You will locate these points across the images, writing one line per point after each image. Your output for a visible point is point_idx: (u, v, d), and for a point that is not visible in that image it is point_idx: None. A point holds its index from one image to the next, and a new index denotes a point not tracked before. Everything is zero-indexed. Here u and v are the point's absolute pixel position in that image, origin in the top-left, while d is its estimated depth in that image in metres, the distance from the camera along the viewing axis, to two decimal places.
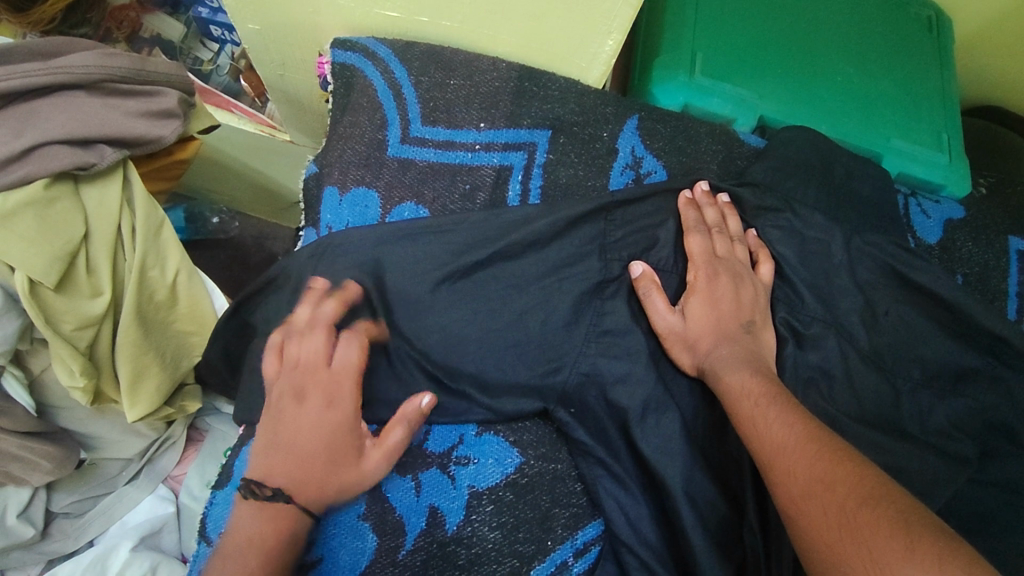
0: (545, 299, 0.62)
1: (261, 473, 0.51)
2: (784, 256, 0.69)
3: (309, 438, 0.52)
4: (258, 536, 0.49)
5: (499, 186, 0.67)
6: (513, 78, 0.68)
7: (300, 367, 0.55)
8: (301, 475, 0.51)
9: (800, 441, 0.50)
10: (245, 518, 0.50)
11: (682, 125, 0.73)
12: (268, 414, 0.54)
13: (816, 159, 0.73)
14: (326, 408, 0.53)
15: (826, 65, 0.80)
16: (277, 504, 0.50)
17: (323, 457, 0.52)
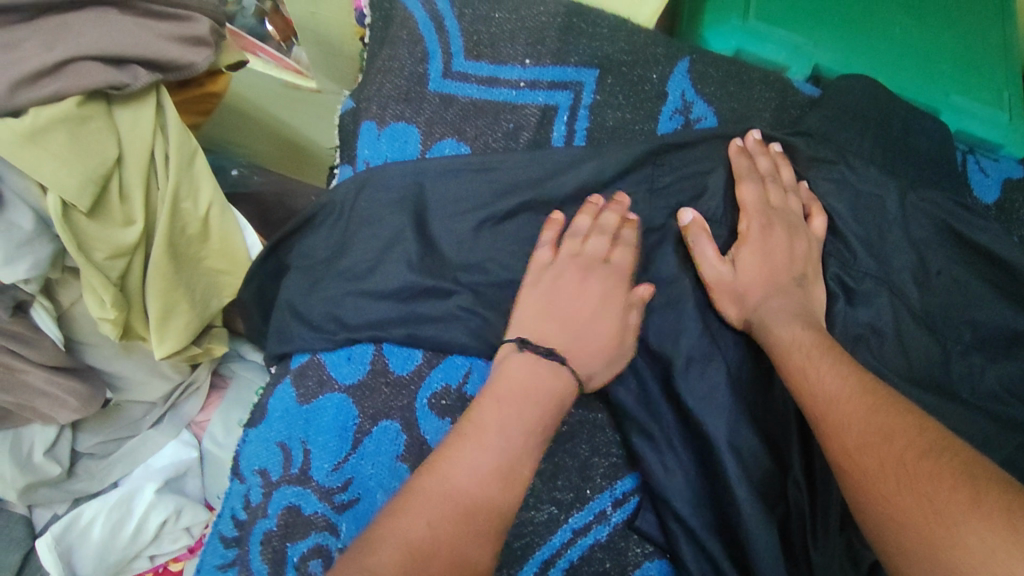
0: (611, 233, 0.59)
1: (533, 335, 0.53)
2: (836, 210, 0.67)
3: (580, 307, 0.55)
4: (532, 405, 0.48)
5: (544, 125, 0.64)
6: (562, 13, 0.66)
7: (581, 257, 0.57)
8: (577, 350, 0.54)
9: (855, 392, 0.48)
10: (531, 386, 0.49)
11: (735, 70, 0.69)
12: (557, 290, 0.56)
13: (877, 104, 0.68)
14: (614, 295, 0.57)
15: (885, 14, 0.76)
16: (551, 364, 0.51)
17: (601, 336, 0.55)
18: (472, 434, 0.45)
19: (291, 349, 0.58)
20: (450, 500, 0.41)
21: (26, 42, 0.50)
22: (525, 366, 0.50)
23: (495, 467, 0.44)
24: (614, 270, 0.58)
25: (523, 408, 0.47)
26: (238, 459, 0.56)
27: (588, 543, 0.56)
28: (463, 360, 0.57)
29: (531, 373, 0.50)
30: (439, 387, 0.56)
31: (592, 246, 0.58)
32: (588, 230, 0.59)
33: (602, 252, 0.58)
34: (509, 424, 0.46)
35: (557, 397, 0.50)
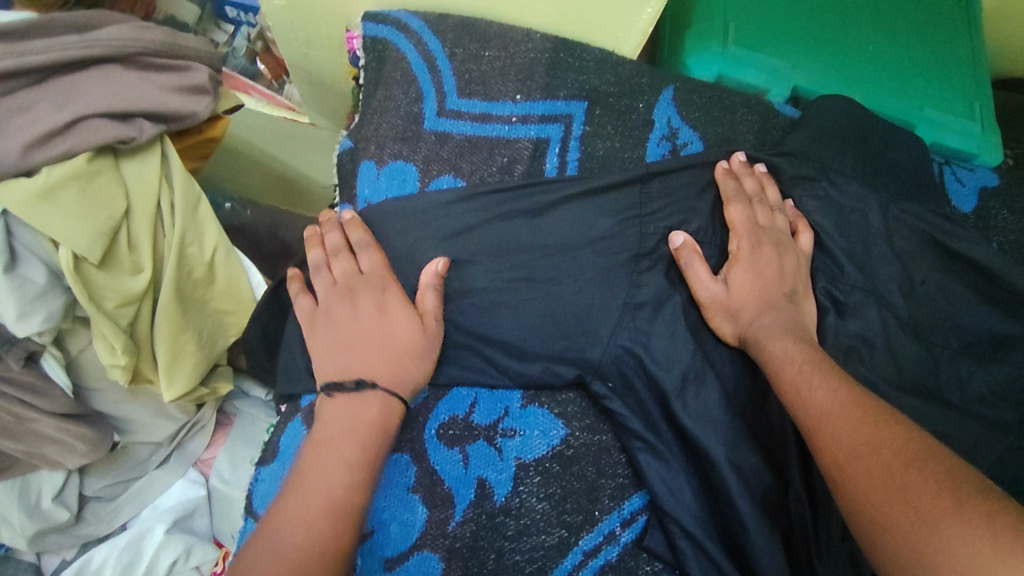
0: (353, 244, 0.61)
1: (338, 374, 0.54)
2: (822, 226, 0.69)
3: (366, 329, 0.55)
4: (351, 431, 0.50)
5: (536, 158, 0.66)
6: (548, 49, 0.68)
7: (341, 284, 0.58)
8: (373, 362, 0.54)
9: (845, 404, 0.49)
10: (341, 415, 0.51)
11: (717, 96, 0.72)
12: (332, 323, 0.57)
13: (851, 125, 0.71)
14: (386, 302, 0.57)
15: (858, 35, 0.80)
16: (364, 393, 0.52)
17: (404, 336, 0.55)
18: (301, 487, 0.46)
19: (300, 387, 0.59)
20: (280, 554, 0.42)
21: (38, 104, 0.52)
22: (336, 408, 0.52)
23: (322, 512, 0.45)
24: (370, 280, 0.58)
25: (344, 445, 0.49)
26: (251, 499, 0.57)
27: (599, 564, 0.57)
28: (468, 394, 0.61)
29: (340, 405, 0.52)
30: (444, 418, 0.59)
31: (338, 267, 0.59)
32: (334, 251, 0.60)
33: (350, 267, 0.59)
34: (331, 462, 0.47)
35: (377, 421, 0.51)
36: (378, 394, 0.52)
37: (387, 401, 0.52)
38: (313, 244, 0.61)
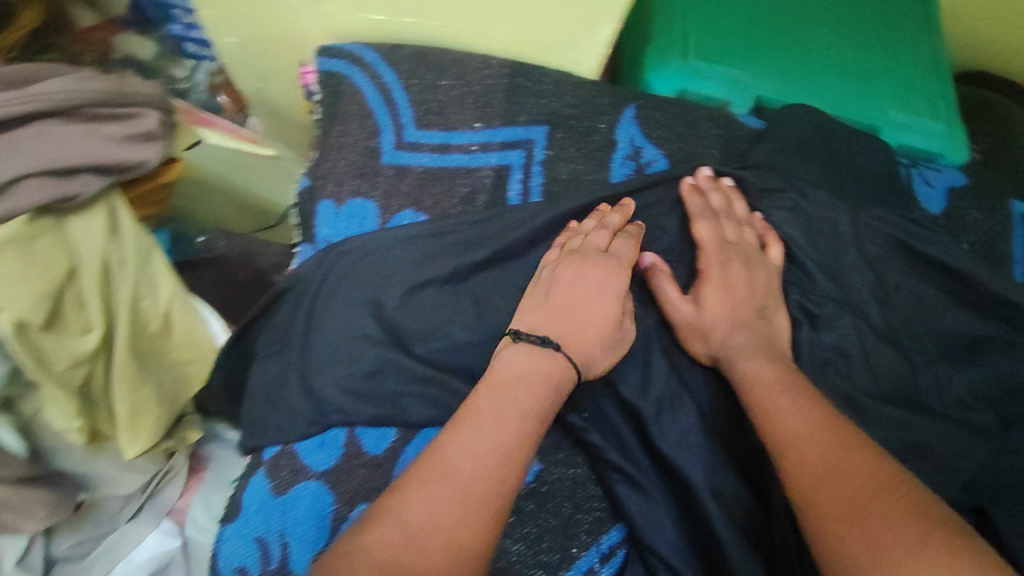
0: (610, 229, 0.63)
1: (530, 328, 0.56)
2: (792, 238, 0.68)
3: (571, 305, 0.57)
4: (527, 378, 0.51)
5: (499, 186, 0.65)
6: (506, 74, 0.67)
7: (582, 251, 0.61)
8: (574, 330, 0.56)
9: (814, 428, 0.48)
10: (528, 364, 0.52)
11: (680, 111, 0.71)
12: (577, 286, 0.58)
13: (815, 133, 0.71)
14: (613, 287, 0.59)
15: (818, 41, 0.79)
16: (545, 351, 0.53)
17: (603, 323, 0.57)
18: (463, 422, 0.47)
19: (264, 440, 0.57)
20: (447, 478, 0.43)
21: None
22: (519, 353, 0.53)
23: (485, 449, 0.45)
24: (617, 262, 0.61)
25: (520, 392, 0.50)
26: (216, 559, 0.54)
27: None
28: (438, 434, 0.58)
29: (525, 353, 0.53)
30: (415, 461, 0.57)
31: (592, 240, 0.62)
32: (594, 228, 0.63)
33: (604, 244, 0.62)
34: (504, 403, 0.48)
35: (553, 378, 0.52)
36: (559, 356, 0.53)
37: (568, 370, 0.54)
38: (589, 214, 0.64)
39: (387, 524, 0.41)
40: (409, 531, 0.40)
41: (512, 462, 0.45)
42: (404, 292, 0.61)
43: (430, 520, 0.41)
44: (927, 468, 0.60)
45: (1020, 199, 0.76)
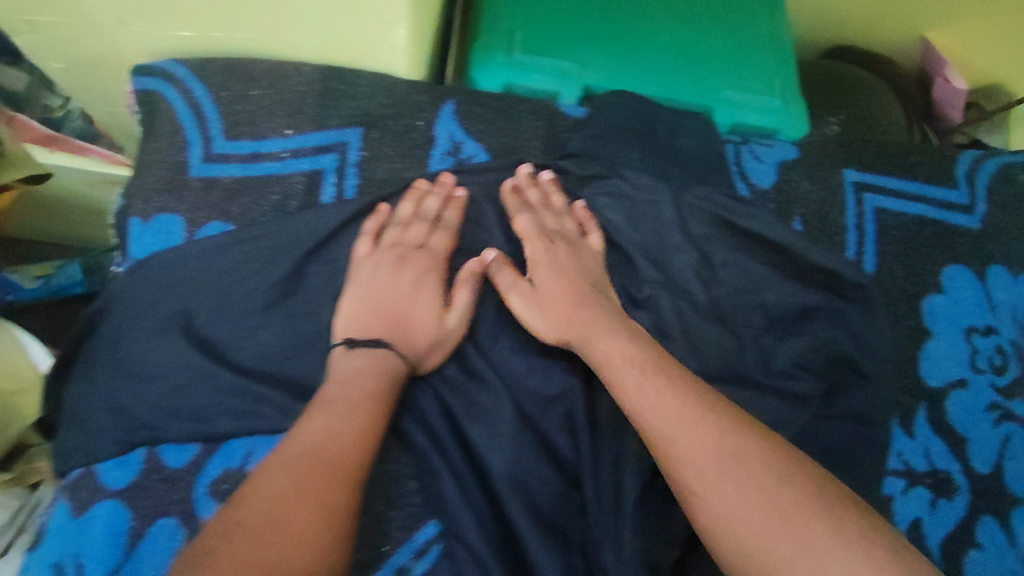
0: (431, 219, 0.64)
1: (361, 333, 0.59)
2: (614, 225, 0.69)
3: (397, 304, 0.61)
4: (369, 368, 0.57)
5: (311, 191, 0.66)
6: (318, 80, 0.67)
7: (399, 248, 0.62)
8: (402, 328, 0.60)
9: (683, 409, 0.49)
10: (362, 369, 0.56)
11: (502, 105, 0.71)
12: (400, 286, 0.61)
13: (637, 120, 0.71)
14: (428, 283, 0.62)
15: (651, 25, 0.78)
16: (375, 352, 0.58)
17: (432, 319, 0.61)
18: (317, 416, 0.53)
19: (72, 461, 0.58)
20: (307, 463, 0.49)
21: None
22: (353, 358, 0.57)
23: (339, 435, 0.51)
24: (433, 257, 0.63)
25: (364, 380, 0.56)
26: None
27: None
28: (245, 441, 0.59)
29: (361, 356, 0.57)
30: (218, 473, 0.58)
31: (411, 234, 0.63)
32: (412, 220, 0.64)
33: (421, 239, 0.63)
34: (348, 390, 0.55)
35: (387, 371, 0.57)
36: (391, 354, 0.58)
37: (399, 363, 0.58)
38: (407, 198, 0.64)
39: (250, 503, 0.46)
40: (275, 508, 0.45)
41: (358, 439, 0.52)
42: (216, 301, 0.62)
43: (298, 498, 0.46)
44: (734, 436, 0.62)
45: (856, 169, 0.75)
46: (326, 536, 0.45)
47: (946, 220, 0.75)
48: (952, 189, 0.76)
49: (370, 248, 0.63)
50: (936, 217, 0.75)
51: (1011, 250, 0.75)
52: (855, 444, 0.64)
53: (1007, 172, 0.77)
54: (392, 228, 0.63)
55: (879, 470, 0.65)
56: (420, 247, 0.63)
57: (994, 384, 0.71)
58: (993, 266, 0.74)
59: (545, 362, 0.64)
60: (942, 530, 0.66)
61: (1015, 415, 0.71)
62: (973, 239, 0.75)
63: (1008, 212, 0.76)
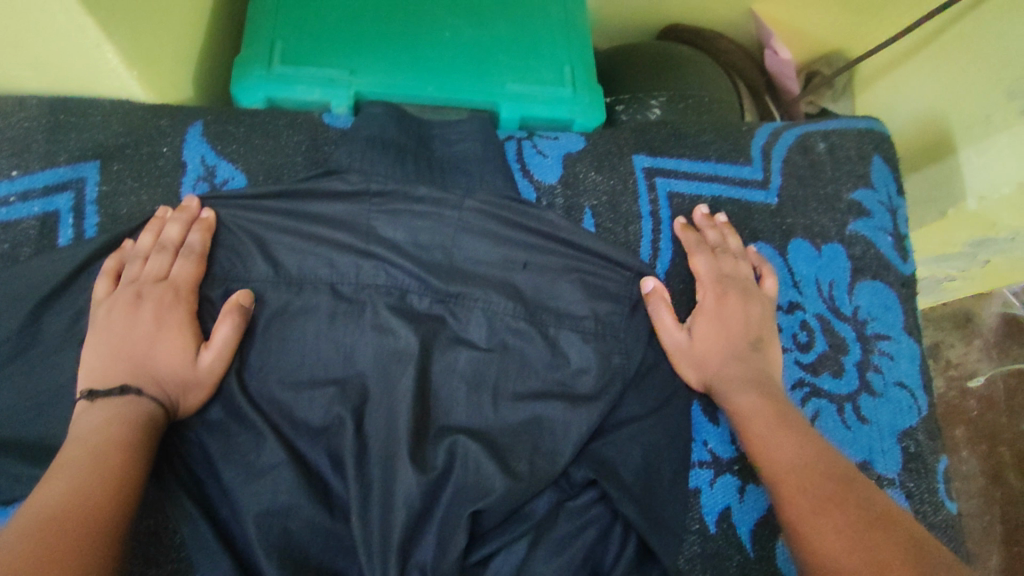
0: (172, 247, 0.60)
1: (102, 382, 0.53)
2: (396, 242, 0.66)
3: (139, 343, 0.55)
4: (114, 419, 0.51)
5: (46, 234, 0.60)
6: (46, 113, 0.62)
7: (135, 284, 0.57)
8: (148, 368, 0.54)
9: (808, 454, 0.54)
10: (104, 424, 0.50)
11: (258, 122, 0.67)
12: (139, 321, 0.56)
13: (405, 125, 0.68)
14: (171, 317, 0.57)
15: (430, 24, 0.75)
16: (118, 398, 0.52)
17: (185, 354, 0.56)
18: (59, 479, 0.46)
19: None
20: (49, 529, 0.42)
21: None
22: (94, 412, 0.52)
23: (89, 488, 0.46)
24: (176, 287, 0.58)
25: (113, 430, 0.50)
26: None
27: None
28: None
29: (103, 408, 0.52)
30: None
31: (149, 267, 0.58)
32: (152, 251, 0.59)
33: (162, 271, 0.59)
34: (96, 443, 0.49)
35: (133, 419, 0.51)
36: (142, 399, 0.53)
37: (149, 406, 0.53)
38: (147, 229, 0.60)
39: None
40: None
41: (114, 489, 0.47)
42: None
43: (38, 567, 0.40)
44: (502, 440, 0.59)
45: (646, 154, 0.73)
46: None
47: (742, 198, 0.73)
48: (745, 165, 0.74)
49: (108, 290, 0.57)
50: (732, 196, 0.73)
51: (811, 221, 0.74)
52: (650, 437, 0.62)
53: (805, 143, 0.77)
54: (130, 264, 0.59)
55: (675, 464, 0.63)
56: (160, 280, 0.58)
57: (799, 361, 0.69)
58: (794, 240, 0.73)
59: (309, 390, 0.59)
60: (751, 517, 0.64)
61: (822, 391, 0.69)
62: (770, 215, 0.73)
63: (805, 183, 0.75)
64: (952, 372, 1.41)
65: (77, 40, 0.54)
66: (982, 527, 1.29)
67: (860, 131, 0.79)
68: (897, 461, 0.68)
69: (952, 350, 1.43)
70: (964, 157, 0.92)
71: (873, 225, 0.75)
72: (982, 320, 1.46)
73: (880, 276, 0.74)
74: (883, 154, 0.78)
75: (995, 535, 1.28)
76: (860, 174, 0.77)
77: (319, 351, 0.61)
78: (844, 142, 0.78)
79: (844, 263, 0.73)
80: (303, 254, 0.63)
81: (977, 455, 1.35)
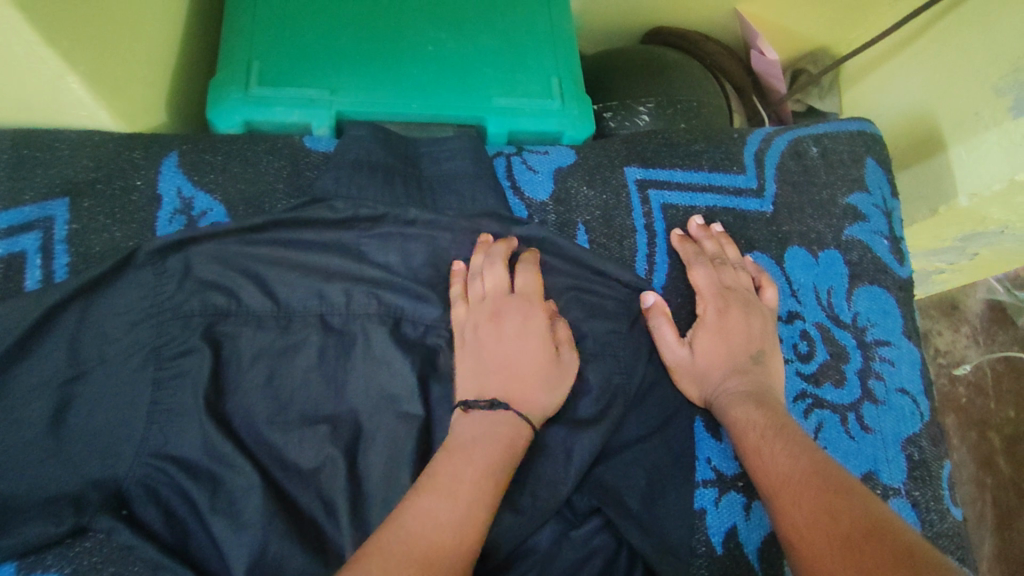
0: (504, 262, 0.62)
1: (473, 395, 0.56)
2: (389, 267, 0.63)
3: (510, 355, 0.58)
4: (504, 434, 0.54)
5: (12, 277, 0.56)
6: (8, 147, 0.58)
7: (489, 302, 0.61)
8: (507, 383, 0.57)
9: (802, 465, 0.53)
10: (484, 447, 0.52)
11: (235, 148, 0.64)
12: (527, 330, 0.59)
13: (391, 146, 0.66)
14: (536, 325, 0.60)
15: (411, 40, 0.73)
16: (489, 416, 0.55)
17: (546, 359, 0.59)
18: (445, 497, 0.48)
19: None
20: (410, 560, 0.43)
21: None
22: (470, 425, 0.54)
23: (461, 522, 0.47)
24: (524, 299, 0.61)
25: (475, 453, 0.52)
26: None
27: None
28: None
29: (473, 427, 0.54)
30: None
31: (491, 285, 0.61)
32: (482, 269, 0.63)
33: (505, 286, 0.62)
34: (480, 463, 0.51)
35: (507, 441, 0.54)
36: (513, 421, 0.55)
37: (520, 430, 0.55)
38: (476, 250, 0.64)
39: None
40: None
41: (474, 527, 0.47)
42: None
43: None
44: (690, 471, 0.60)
45: (638, 165, 0.71)
46: None
47: (737, 207, 0.72)
48: (738, 172, 0.73)
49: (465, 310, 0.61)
50: (726, 206, 0.72)
51: (806, 229, 0.73)
52: (652, 459, 0.61)
53: (798, 148, 0.75)
54: (474, 282, 0.62)
55: (681, 487, 0.62)
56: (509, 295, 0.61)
57: (800, 373, 0.68)
58: (791, 249, 0.72)
59: (300, 430, 0.57)
60: (757, 534, 0.63)
61: (824, 402, 0.68)
62: (766, 224, 0.72)
63: (800, 190, 0.74)
64: (942, 360, 1.42)
65: (35, 68, 0.50)
66: (976, 513, 1.30)
67: (852, 133, 0.78)
68: (902, 470, 0.67)
69: (942, 339, 1.43)
70: (954, 153, 0.91)
71: (869, 229, 0.74)
72: (968, 307, 1.45)
73: (877, 281, 0.73)
74: (876, 156, 0.78)
75: (988, 520, 1.30)
76: (854, 177, 0.76)
77: (311, 387, 0.59)
78: (836, 146, 0.77)
79: (841, 269, 0.72)
80: (288, 286, 0.61)
81: (967, 442, 1.36)
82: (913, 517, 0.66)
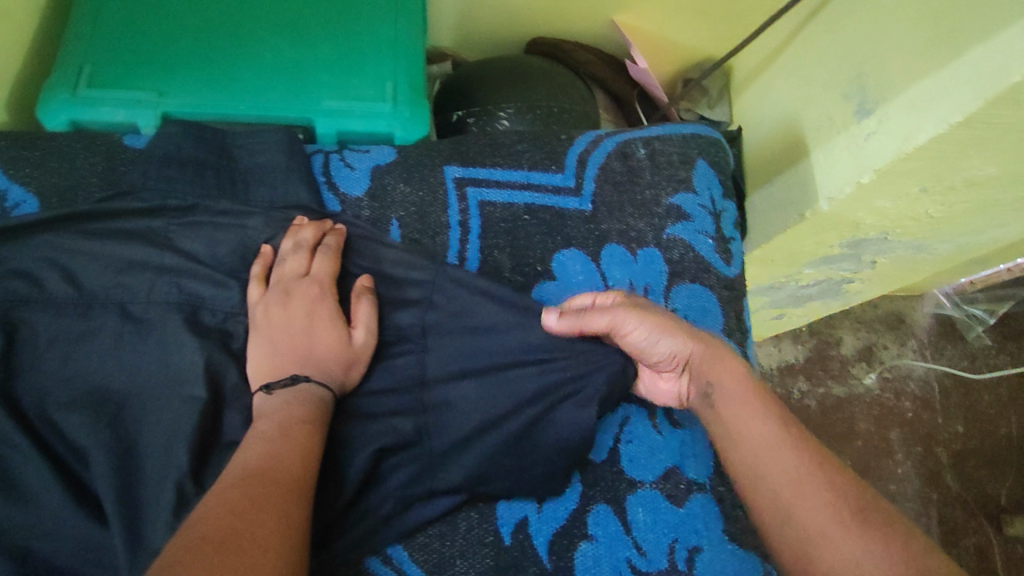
0: (309, 247, 0.65)
1: (273, 375, 0.59)
2: (193, 254, 0.66)
3: (301, 334, 0.61)
4: (295, 404, 0.56)
5: None
6: None
7: (281, 284, 0.63)
8: (302, 357, 0.60)
9: (796, 453, 0.57)
10: (273, 412, 0.55)
11: (55, 145, 0.68)
12: (319, 309, 0.63)
13: (202, 141, 0.69)
14: (325, 307, 0.63)
15: (250, 45, 0.76)
16: (289, 389, 0.57)
17: (341, 335, 0.62)
18: (255, 445, 0.52)
19: None
20: (229, 486, 0.47)
21: None
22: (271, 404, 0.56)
23: (281, 456, 0.51)
24: (318, 281, 0.64)
25: (293, 410, 0.56)
26: None
27: None
28: None
29: (271, 401, 0.57)
30: None
31: (289, 268, 0.64)
32: (291, 252, 0.65)
33: (301, 268, 0.64)
34: (287, 420, 0.54)
35: (297, 403, 0.56)
36: (310, 390, 0.58)
37: (320, 396, 0.58)
38: (285, 236, 0.66)
39: (211, 508, 0.45)
40: (231, 553, 0.41)
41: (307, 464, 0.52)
42: None
43: (275, 535, 0.44)
44: (541, 438, 0.63)
45: (458, 165, 0.73)
46: (282, 534, 0.45)
47: (554, 205, 0.73)
48: (556, 172, 0.75)
49: (260, 293, 0.64)
50: (544, 203, 0.73)
51: (626, 227, 0.74)
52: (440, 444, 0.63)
53: (625, 150, 0.77)
54: (277, 268, 0.65)
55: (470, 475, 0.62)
56: (302, 277, 0.64)
57: None
58: (609, 245, 0.73)
59: (83, 411, 0.59)
60: (549, 527, 0.64)
61: (631, 396, 0.70)
62: (585, 221, 0.74)
63: (621, 189, 0.75)
64: (888, 374, 1.38)
65: None
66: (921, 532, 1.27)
67: (685, 136, 0.78)
68: (708, 466, 0.67)
69: (886, 353, 1.40)
70: (815, 159, 0.91)
71: (693, 228, 0.75)
72: (915, 320, 1.44)
73: (700, 279, 0.74)
74: (709, 158, 0.78)
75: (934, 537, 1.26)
76: (681, 178, 0.76)
77: (100, 370, 0.61)
78: (666, 148, 0.77)
79: (661, 267, 0.73)
80: (93, 274, 0.64)
81: (913, 457, 1.33)
82: (717, 513, 0.65)
